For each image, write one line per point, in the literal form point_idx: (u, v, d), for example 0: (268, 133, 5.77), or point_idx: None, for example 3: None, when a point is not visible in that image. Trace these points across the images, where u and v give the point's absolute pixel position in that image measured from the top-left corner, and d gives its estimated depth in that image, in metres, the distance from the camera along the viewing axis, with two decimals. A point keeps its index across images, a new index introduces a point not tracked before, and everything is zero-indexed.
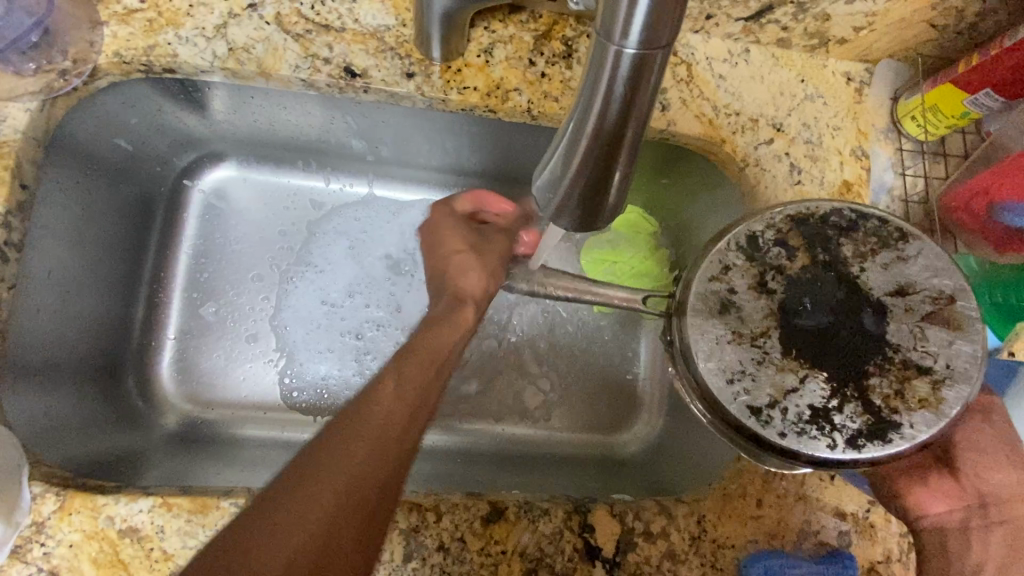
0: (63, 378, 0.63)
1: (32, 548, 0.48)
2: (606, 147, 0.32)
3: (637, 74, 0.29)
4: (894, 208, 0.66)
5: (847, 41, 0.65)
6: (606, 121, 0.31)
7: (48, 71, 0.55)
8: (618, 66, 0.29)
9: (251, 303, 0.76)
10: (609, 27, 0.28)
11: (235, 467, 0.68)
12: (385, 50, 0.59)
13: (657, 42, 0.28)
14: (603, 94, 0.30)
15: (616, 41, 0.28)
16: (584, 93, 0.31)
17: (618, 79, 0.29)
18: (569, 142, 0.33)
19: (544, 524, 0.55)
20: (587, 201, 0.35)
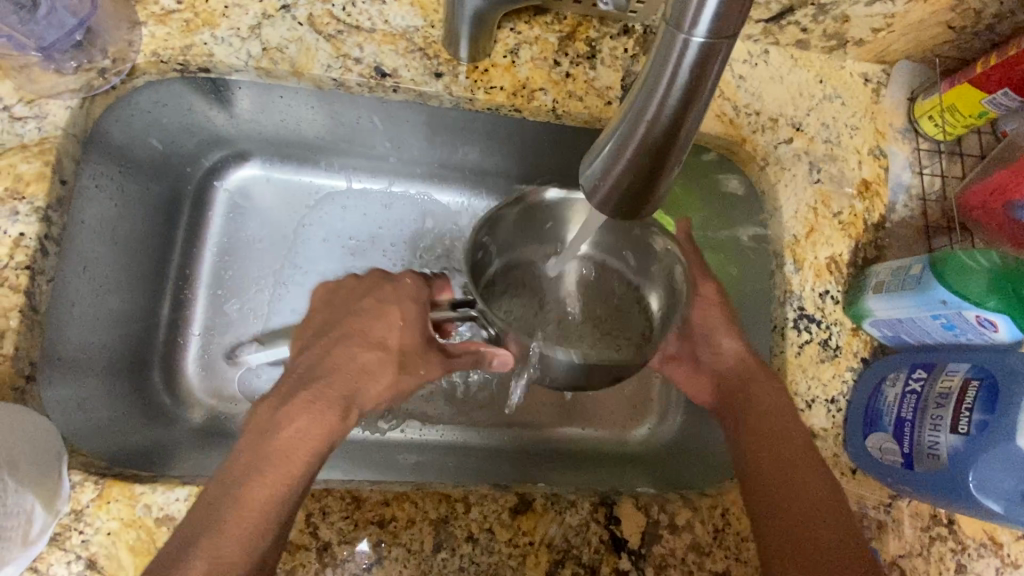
0: (94, 371, 0.64)
1: (71, 535, 0.49)
2: (661, 138, 0.33)
3: (703, 65, 0.31)
4: (912, 206, 0.67)
5: (866, 42, 0.66)
6: (663, 111, 0.32)
7: (87, 70, 0.56)
8: (685, 54, 0.30)
9: (272, 301, 0.77)
10: (679, 17, 0.30)
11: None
12: (414, 50, 0.61)
13: (724, 32, 0.30)
14: (666, 82, 0.31)
15: (686, 31, 0.29)
16: (646, 86, 0.33)
17: (683, 68, 0.31)
18: (623, 134, 0.34)
19: (571, 515, 0.55)
20: (634, 192, 0.36)
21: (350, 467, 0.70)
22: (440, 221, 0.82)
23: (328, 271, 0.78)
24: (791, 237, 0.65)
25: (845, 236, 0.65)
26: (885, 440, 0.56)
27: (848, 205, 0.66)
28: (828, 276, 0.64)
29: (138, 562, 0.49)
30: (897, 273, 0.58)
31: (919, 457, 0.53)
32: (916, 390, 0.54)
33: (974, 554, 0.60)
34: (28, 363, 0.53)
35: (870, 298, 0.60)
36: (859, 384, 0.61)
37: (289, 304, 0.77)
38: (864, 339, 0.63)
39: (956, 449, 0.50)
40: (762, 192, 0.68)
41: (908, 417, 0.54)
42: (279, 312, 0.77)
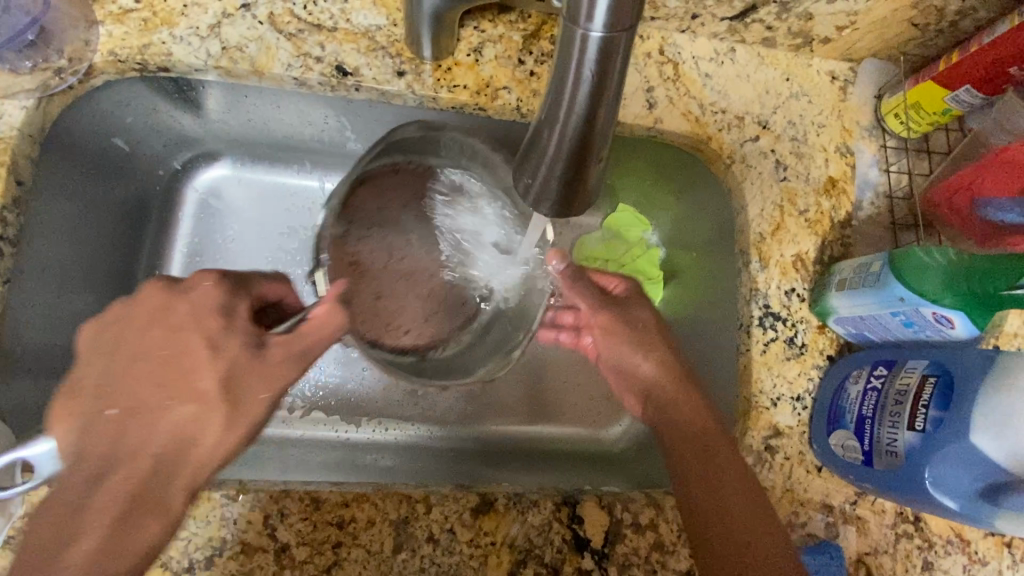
0: (56, 374, 0.64)
1: None
2: (579, 134, 0.33)
3: (605, 57, 0.30)
4: (878, 204, 0.67)
5: (831, 40, 0.66)
6: (575, 108, 0.32)
7: (44, 69, 0.56)
8: (586, 47, 0.30)
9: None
10: (574, 13, 0.29)
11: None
12: (377, 49, 0.60)
13: (621, 24, 0.29)
14: (573, 75, 0.31)
15: (582, 26, 0.29)
16: (556, 82, 0.33)
17: (586, 63, 0.30)
18: (543, 132, 0.35)
19: (533, 515, 0.55)
20: (566, 187, 0.36)
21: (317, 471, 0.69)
22: None
23: None
24: (757, 235, 0.65)
25: (811, 234, 0.65)
26: (847, 437, 0.56)
27: (814, 203, 0.66)
28: (794, 274, 0.64)
29: None
30: (858, 270, 0.58)
31: (879, 454, 0.53)
32: (876, 387, 0.55)
33: (940, 551, 0.60)
34: None
35: (833, 296, 0.59)
36: (824, 381, 0.61)
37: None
38: (830, 337, 0.63)
39: (913, 445, 0.50)
40: (729, 190, 0.68)
41: (869, 414, 0.54)
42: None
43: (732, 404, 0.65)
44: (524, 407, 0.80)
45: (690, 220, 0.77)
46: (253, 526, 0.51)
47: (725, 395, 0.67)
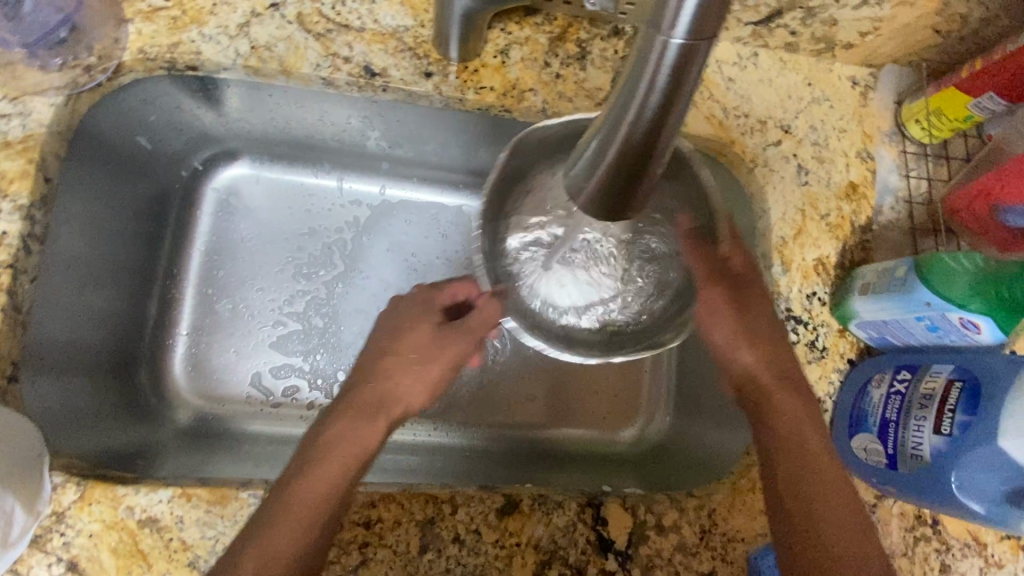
0: (78, 372, 0.64)
1: (52, 538, 0.49)
2: (641, 140, 0.34)
3: (683, 63, 0.30)
4: (898, 209, 0.68)
5: (854, 46, 0.67)
6: (644, 112, 0.32)
7: (73, 67, 0.56)
8: (664, 55, 0.30)
9: (266, 300, 0.76)
10: (659, 18, 0.29)
11: (264, 464, 0.69)
12: (404, 50, 0.60)
13: (703, 33, 0.29)
14: (647, 81, 0.31)
15: (665, 32, 0.29)
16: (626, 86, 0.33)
17: (662, 69, 0.30)
18: (607, 133, 0.35)
19: (558, 516, 0.56)
20: (623, 189, 0.36)
21: None
22: (442, 222, 0.82)
23: (385, 278, 0.79)
24: (779, 239, 0.65)
25: (832, 238, 0.66)
26: (870, 441, 0.57)
27: (835, 207, 0.67)
28: (815, 277, 0.65)
29: (120, 565, 0.49)
30: (882, 275, 0.58)
31: (903, 457, 0.53)
32: (900, 391, 0.55)
33: (957, 553, 0.60)
34: (10, 364, 0.53)
35: (856, 300, 0.60)
36: (845, 385, 0.62)
37: (284, 304, 0.76)
38: (851, 340, 0.64)
39: (939, 449, 0.50)
40: (750, 194, 0.69)
41: (893, 418, 0.55)
42: (273, 312, 0.76)
43: None
44: (541, 408, 0.80)
45: None
46: None
47: None
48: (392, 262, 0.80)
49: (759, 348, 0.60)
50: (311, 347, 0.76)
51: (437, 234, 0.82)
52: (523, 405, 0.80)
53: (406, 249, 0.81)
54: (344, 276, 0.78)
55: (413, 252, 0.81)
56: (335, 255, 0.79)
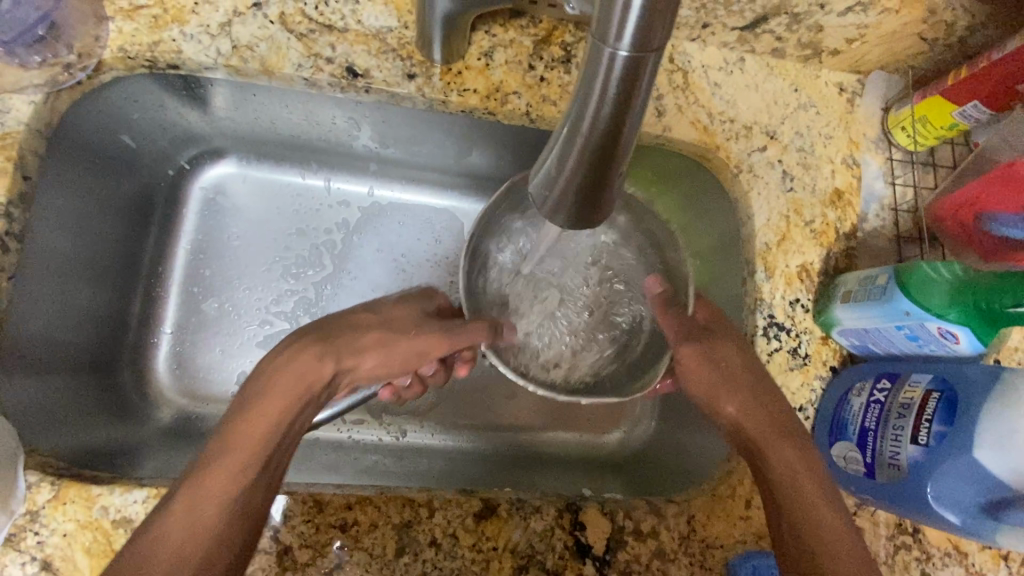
0: (58, 370, 0.64)
1: (27, 536, 0.48)
2: (600, 149, 0.33)
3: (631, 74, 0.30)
4: (884, 216, 0.68)
5: (840, 52, 0.67)
6: (597, 124, 0.32)
7: (53, 64, 0.56)
8: (612, 66, 0.29)
9: (251, 300, 0.76)
10: (604, 30, 0.29)
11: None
12: (387, 51, 0.60)
13: (650, 44, 0.29)
14: (598, 89, 0.31)
15: (610, 43, 0.29)
16: (580, 94, 0.32)
17: (612, 80, 0.30)
18: (563, 145, 0.34)
19: (535, 521, 0.55)
20: (584, 200, 0.36)
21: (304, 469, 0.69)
22: (432, 223, 0.82)
23: (374, 279, 0.79)
24: (763, 245, 0.65)
25: (817, 245, 0.66)
26: (849, 449, 0.56)
27: (820, 214, 0.66)
28: (798, 284, 0.64)
29: (95, 564, 0.49)
30: (864, 283, 0.58)
31: (881, 467, 0.53)
32: (879, 400, 0.55)
33: (937, 562, 0.60)
34: None
35: (838, 307, 0.60)
36: (827, 393, 0.62)
37: (270, 305, 0.76)
38: (834, 348, 0.63)
39: (916, 459, 0.50)
40: (736, 200, 0.68)
41: (871, 427, 0.55)
42: (258, 312, 0.76)
43: None
44: (526, 411, 0.80)
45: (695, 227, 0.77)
46: None
47: None
48: (380, 262, 0.79)
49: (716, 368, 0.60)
50: None
51: (425, 235, 0.82)
52: (511, 407, 0.80)
53: (394, 250, 0.80)
54: (332, 276, 0.78)
55: (401, 253, 0.80)
56: (322, 256, 0.78)
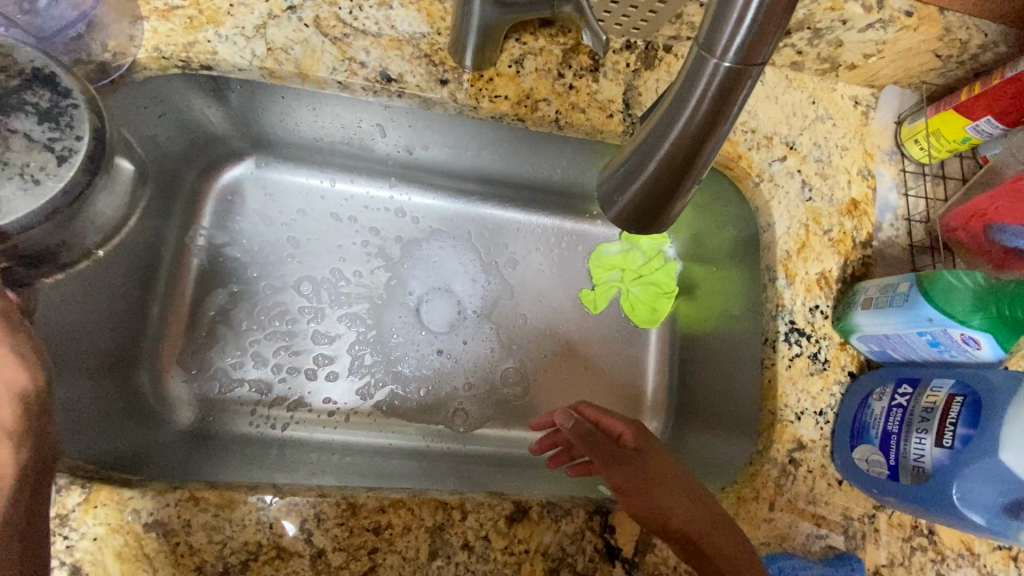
0: (79, 372, 0.61)
1: (55, 541, 0.47)
2: (682, 155, 0.35)
3: (730, 88, 0.32)
4: (897, 226, 0.70)
5: (857, 66, 0.69)
6: (686, 133, 0.34)
7: (86, 63, 0.55)
8: (713, 79, 0.32)
9: (281, 297, 0.78)
10: (711, 42, 0.31)
11: (267, 465, 0.69)
12: (419, 56, 0.61)
13: (755, 59, 0.31)
14: (692, 106, 0.33)
15: (717, 55, 0.31)
16: (671, 104, 0.34)
17: (710, 89, 0.32)
18: (646, 150, 0.36)
19: (566, 524, 0.56)
20: (654, 205, 0.38)
21: (327, 470, 0.70)
22: (448, 227, 0.83)
23: (399, 285, 0.81)
24: (784, 252, 0.66)
25: (835, 253, 0.67)
26: (872, 452, 0.58)
27: (837, 223, 0.68)
28: (818, 291, 0.66)
29: (125, 569, 0.48)
30: (885, 290, 0.60)
31: (904, 468, 0.55)
32: (902, 404, 0.56)
33: (952, 563, 0.61)
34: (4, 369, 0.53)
35: (858, 313, 0.62)
36: (846, 398, 0.63)
37: (295, 303, 0.78)
38: (852, 353, 0.65)
39: (940, 462, 0.52)
40: (755, 208, 0.70)
41: (894, 430, 0.56)
42: (283, 309, 0.77)
43: (754, 417, 0.66)
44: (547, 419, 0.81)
45: (711, 235, 0.80)
46: (288, 532, 0.50)
47: (747, 408, 0.68)
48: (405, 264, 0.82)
49: (684, 490, 0.55)
50: (320, 354, 0.77)
51: (439, 241, 0.83)
52: (523, 412, 0.80)
53: (407, 254, 0.82)
54: (362, 281, 0.80)
55: (413, 256, 0.82)
56: (344, 256, 0.80)
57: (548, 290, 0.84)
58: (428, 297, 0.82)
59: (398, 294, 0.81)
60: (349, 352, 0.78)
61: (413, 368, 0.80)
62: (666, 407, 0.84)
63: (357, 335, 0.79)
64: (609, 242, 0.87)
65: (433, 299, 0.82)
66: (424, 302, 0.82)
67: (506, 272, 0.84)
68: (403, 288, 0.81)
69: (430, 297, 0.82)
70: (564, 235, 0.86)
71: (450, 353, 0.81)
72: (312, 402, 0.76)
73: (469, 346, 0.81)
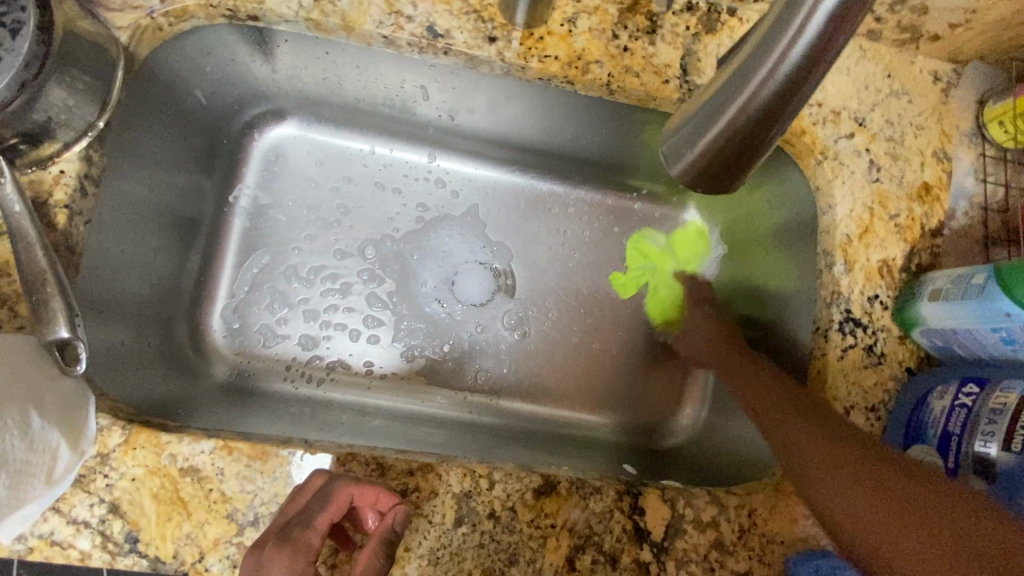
0: (124, 318, 0.63)
1: (95, 478, 0.48)
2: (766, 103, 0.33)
3: (833, 20, 0.30)
4: (972, 214, 0.64)
5: (942, 37, 0.63)
6: (772, 75, 0.32)
7: (135, 8, 0.55)
8: (820, 3, 0.30)
9: (327, 263, 0.77)
10: None
11: (302, 424, 0.69)
12: (469, 12, 0.58)
13: None
14: (789, 37, 0.31)
15: None
16: (761, 43, 0.32)
17: (810, 21, 0.30)
18: (724, 96, 0.34)
19: (595, 502, 0.54)
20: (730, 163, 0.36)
21: (360, 433, 0.70)
22: (486, 197, 0.81)
23: (433, 258, 0.80)
24: (844, 236, 0.62)
25: (900, 240, 0.63)
26: (927, 453, 0.54)
27: (905, 208, 0.63)
28: (878, 280, 0.62)
29: (161, 510, 0.48)
30: (956, 281, 0.55)
31: (964, 473, 0.51)
32: (966, 404, 0.52)
33: None
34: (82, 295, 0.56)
35: (923, 306, 0.57)
36: (902, 394, 0.59)
37: (356, 265, 0.78)
38: (910, 348, 0.61)
39: (1006, 468, 0.48)
40: (815, 189, 0.65)
41: (955, 431, 0.52)
42: (333, 274, 0.77)
43: None
44: (586, 394, 0.80)
45: (761, 217, 0.75)
46: None
47: None
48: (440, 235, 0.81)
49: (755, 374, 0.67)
50: (354, 319, 0.77)
51: (448, 229, 0.81)
52: (556, 390, 0.79)
53: (411, 238, 0.80)
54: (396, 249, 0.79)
55: (422, 246, 0.80)
56: (393, 224, 0.79)
57: (586, 267, 0.82)
58: (436, 277, 0.80)
59: (432, 266, 0.80)
60: (382, 319, 0.78)
61: (453, 336, 0.79)
62: (701, 393, 0.81)
63: (389, 302, 0.78)
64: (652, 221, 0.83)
65: (444, 287, 0.80)
66: (433, 287, 0.80)
67: (544, 249, 0.82)
68: (414, 281, 0.79)
69: (463, 269, 0.81)
70: (605, 212, 0.83)
71: (486, 326, 0.79)
72: (351, 364, 0.76)
73: (508, 319, 0.80)
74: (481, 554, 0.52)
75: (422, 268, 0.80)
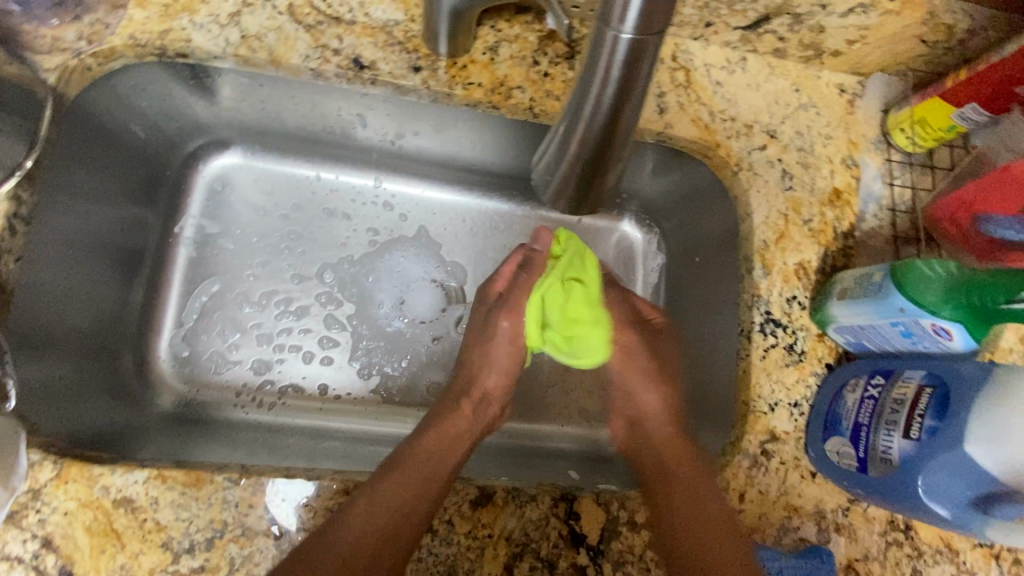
0: (63, 353, 0.64)
1: (28, 514, 0.49)
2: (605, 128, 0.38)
3: (633, 58, 0.34)
4: (882, 216, 0.69)
5: (841, 53, 0.67)
6: (601, 104, 0.37)
7: (62, 51, 0.57)
8: (616, 50, 0.34)
9: (276, 288, 0.78)
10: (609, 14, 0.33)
11: (252, 449, 0.70)
12: (393, 44, 0.61)
13: (652, 29, 0.33)
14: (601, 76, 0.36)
15: (614, 26, 0.33)
16: (585, 79, 0.37)
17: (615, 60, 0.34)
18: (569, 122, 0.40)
19: (530, 510, 0.56)
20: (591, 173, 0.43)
21: (312, 455, 0.71)
22: (432, 216, 0.83)
23: (385, 278, 0.81)
24: (761, 242, 0.66)
25: (814, 244, 0.66)
26: (843, 444, 0.57)
27: (818, 213, 0.67)
28: (795, 282, 0.65)
29: (94, 543, 0.49)
30: (860, 280, 0.59)
31: (873, 461, 0.54)
32: (873, 395, 0.56)
33: (929, 560, 0.60)
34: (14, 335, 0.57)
35: (834, 305, 0.61)
36: (822, 389, 0.62)
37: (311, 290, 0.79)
38: (829, 345, 0.64)
39: (906, 454, 0.51)
40: (735, 198, 0.69)
41: (865, 422, 0.56)
42: (282, 299, 0.78)
43: (729, 408, 0.66)
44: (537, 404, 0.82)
45: (693, 226, 0.79)
46: (252, 511, 0.51)
47: (722, 400, 0.68)
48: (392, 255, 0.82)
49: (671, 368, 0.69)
50: (305, 342, 0.78)
51: (402, 249, 0.83)
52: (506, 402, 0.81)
53: (362, 260, 0.81)
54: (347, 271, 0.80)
55: (377, 268, 0.81)
56: (341, 247, 0.81)
57: None
58: (388, 296, 0.81)
59: (385, 286, 0.81)
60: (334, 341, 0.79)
61: (404, 354, 0.80)
62: None
63: (339, 323, 0.79)
64: (595, 233, 0.86)
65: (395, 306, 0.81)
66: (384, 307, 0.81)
67: (491, 265, 0.84)
68: (372, 303, 0.80)
69: (417, 288, 0.82)
70: (549, 226, 0.86)
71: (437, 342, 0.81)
72: (304, 386, 0.77)
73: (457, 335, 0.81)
74: (420, 567, 0.53)
75: (375, 289, 0.81)
